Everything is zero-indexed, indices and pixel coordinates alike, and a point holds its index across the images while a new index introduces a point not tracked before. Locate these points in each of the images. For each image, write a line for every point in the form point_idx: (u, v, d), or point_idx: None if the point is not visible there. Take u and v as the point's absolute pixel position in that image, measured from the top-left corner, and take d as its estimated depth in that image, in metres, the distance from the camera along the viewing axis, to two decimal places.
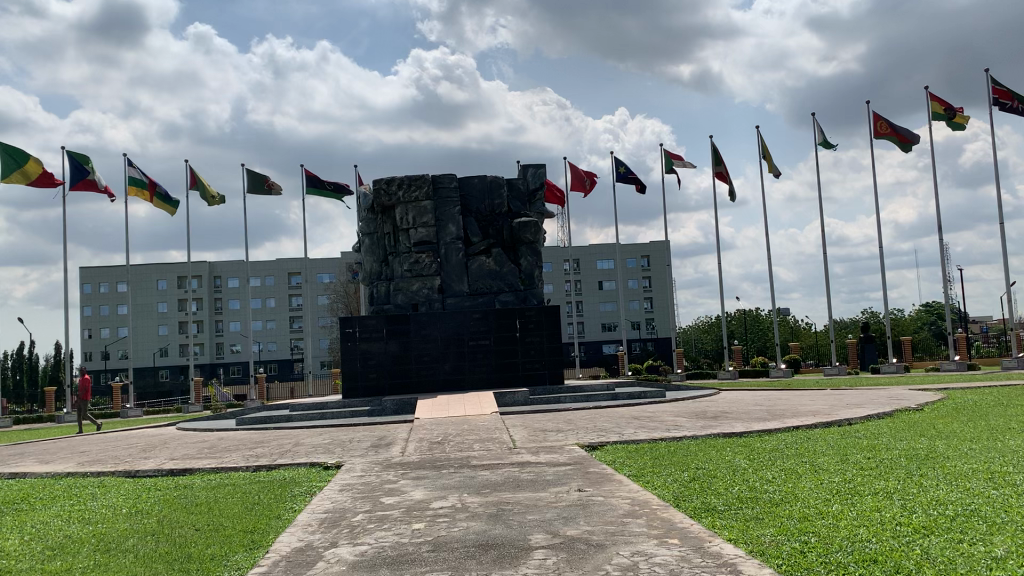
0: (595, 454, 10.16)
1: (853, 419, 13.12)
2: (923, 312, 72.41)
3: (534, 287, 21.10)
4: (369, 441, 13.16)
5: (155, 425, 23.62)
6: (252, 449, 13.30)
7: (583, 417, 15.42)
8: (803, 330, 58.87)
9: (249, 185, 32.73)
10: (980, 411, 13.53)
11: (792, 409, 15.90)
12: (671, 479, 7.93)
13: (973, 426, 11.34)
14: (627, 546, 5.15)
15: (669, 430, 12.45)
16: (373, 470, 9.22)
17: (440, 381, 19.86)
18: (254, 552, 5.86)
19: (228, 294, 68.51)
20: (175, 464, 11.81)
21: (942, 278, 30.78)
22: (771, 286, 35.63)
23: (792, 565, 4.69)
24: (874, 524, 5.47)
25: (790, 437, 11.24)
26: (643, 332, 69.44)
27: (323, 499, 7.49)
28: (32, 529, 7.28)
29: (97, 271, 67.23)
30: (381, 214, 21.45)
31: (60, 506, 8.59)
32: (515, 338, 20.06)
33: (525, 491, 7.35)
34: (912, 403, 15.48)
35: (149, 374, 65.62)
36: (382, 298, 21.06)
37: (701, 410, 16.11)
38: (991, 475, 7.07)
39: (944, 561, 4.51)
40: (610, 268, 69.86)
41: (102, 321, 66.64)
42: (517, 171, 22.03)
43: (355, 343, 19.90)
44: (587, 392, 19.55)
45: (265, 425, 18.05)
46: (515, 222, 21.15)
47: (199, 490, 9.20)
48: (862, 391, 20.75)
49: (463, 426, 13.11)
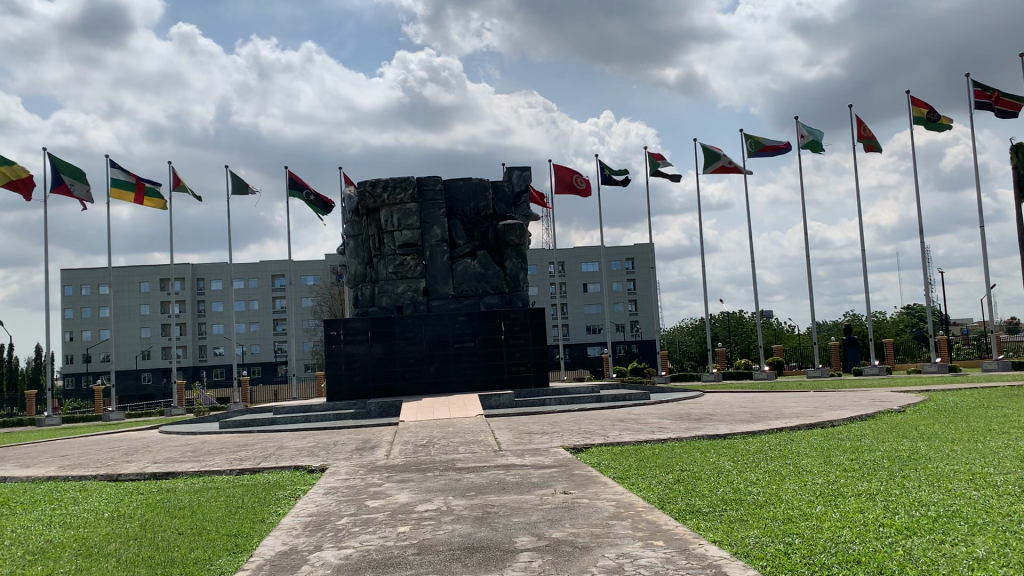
0: (580, 456, 10.23)
1: (836, 419, 13.38)
2: (904, 315, 73.41)
3: (519, 290, 21.11)
4: (354, 443, 13.14)
5: (137, 429, 23.38)
6: (236, 452, 13.23)
7: (569, 419, 15.49)
8: (785, 332, 59.37)
9: (233, 187, 32.54)
10: (961, 413, 13.66)
11: (776, 410, 16.03)
12: (656, 481, 7.97)
13: (953, 427, 11.47)
14: (613, 548, 5.16)
15: (654, 432, 12.51)
16: (357, 473, 9.19)
17: (425, 384, 19.81)
18: (238, 556, 5.83)
19: (212, 297, 68.12)
20: (158, 467, 11.69)
21: (923, 282, 31.12)
22: (755, 287, 35.75)
23: (777, 565, 4.73)
24: (856, 525, 5.54)
25: (774, 439, 11.27)
26: (628, 334, 69.74)
27: (308, 503, 7.46)
28: (14, 533, 7.21)
29: (78, 273, 66.46)
30: (366, 216, 21.37)
31: (40, 511, 8.42)
32: (500, 340, 20.05)
33: (511, 493, 7.37)
34: (895, 405, 15.60)
35: (131, 377, 64.90)
36: (365, 300, 20.93)
37: (686, 413, 16.25)
38: (972, 476, 7.18)
39: (926, 562, 4.57)
40: (595, 271, 70.08)
41: (84, 323, 65.89)
42: (503, 174, 22.09)
43: (339, 345, 19.82)
44: (573, 394, 19.59)
45: (250, 427, 17.95)
46: (500, 225, 21.14)
47: (181, 494, 9.12)
48: (847, 393, 20.90)
49: (448, 428, 13.06)
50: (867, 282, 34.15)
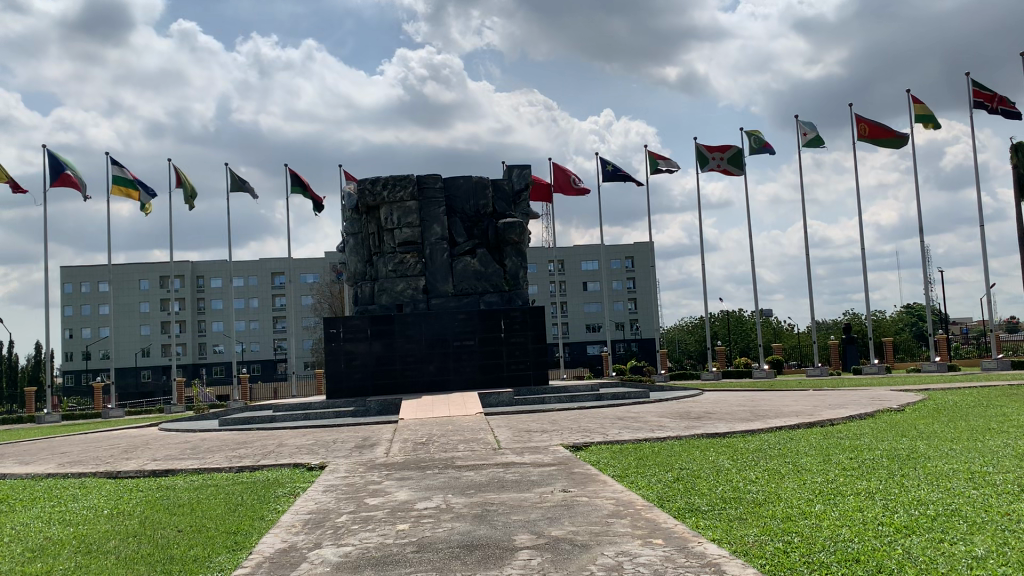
0: (579, 454, 10.24)
1: (835, 418, 13.39)
2: (903, 313, 73.66)
3: (519, 288, 21.09)
4: (353, 442, 13.11)
5: (137, 426, 23.45)
6: (235, 449, 13.27)
7: (569, 418, 15.51)
8: (785, 331, 59.42)
9: (232, 186, 32.50)
10: (961, 412, 13.60)
11: (776, 409, 16.06)
12: (655, 479, 8.01)
13: (953, 426, 11.44)
14: (612, 546, 5.17)
15: (654, 430, 12.55)
16: (358, 471, 9.22)
17: (425, 382, 19.83)
18: (237, 552, 5.84)
19: (211, 294, 68.09)
20: (158, 464, 11.73)
21: (923, 281, 31.13)
22: (756, 286, 35.80)
23: (776, 565, 4.72)
24: (856, 524, 5.53)
25: (772, 438, 11.34)
26: (627, 333, 69.82)
27: (308, 500, 7.48)
28: (12, 530, 7.22)
29: (78, 271, 66.40)
30: (366, 214, 21.36)
31: (41, 507, 8.48)
32: (500, 339, 20.05)
33: (510, 491, 7.37)
34: (894, 404, 15.65)
35: (131, 375, 65.01)
36: (365, 298, 20.96)
37: (686, 411, 16.25)
38: (972, 475, 7.17)
39: (925, 561, 4.57)
40: (594, 270, 70.15)
41: (83, 320, 65.88)
42: (504, 172, 22.02)
43: (340, 343, 19.80)
44: (573, 392, 19.66)
45: (249, 425, 17.95)
46: (500, 223, 21.11)
47: (181, 491, 9.12)
48: (847, 392, 21.00)
49: (447, 426, 13.10)
50: (867, 281, 34.15)
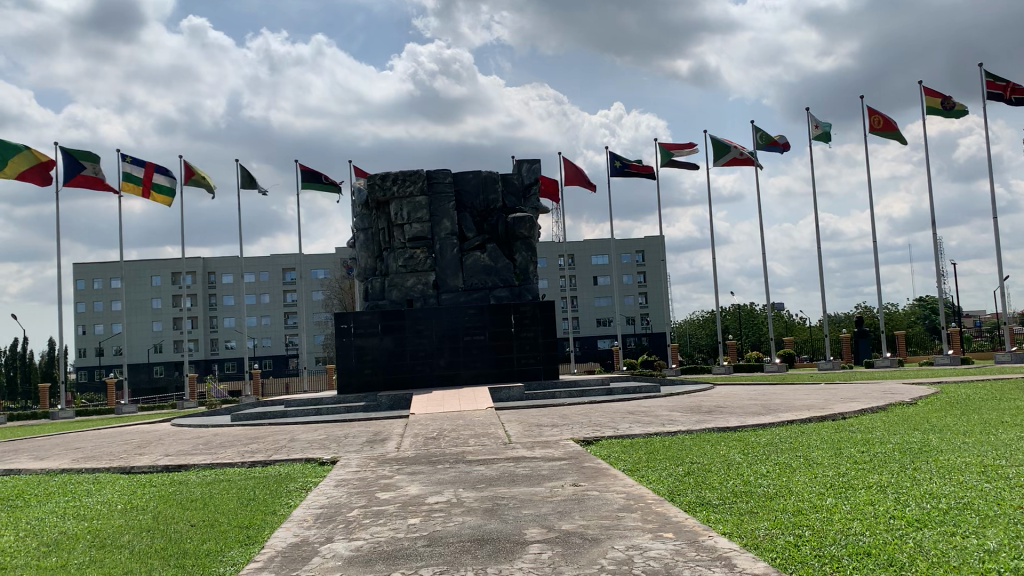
0: (589, 449, 10.20)
1: (848, 412, 13.31)
2: (916, 306, 73.34)
3: (528, 283, 21.09)
4: (365, 436, 13.19)
5: (151, 421, 23.64)
6: (247, 445, 13.32)
7: (579, 412, 15.52)
8: (797, 325, 59.12)
9: (243, 181, 32.61)
10: (974, 405, 13.51)
11: (788, 403, 15.99)
12: (666, 474, 7.99)
13: (965, 419, 11.41)
14: (622, 540, 5.17)
15: (664, 425, 12.51)
16: (369, 465, 9.27)
17: (435, 377, 19.85)
18: (249, 548, 5.87)
19: (223, 290, 68.50)
20: (171, 459, 11.79)
21: (937, 274, 30.84)
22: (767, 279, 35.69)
23: (788, 557, 4.73)
24: (868, 518, 5.51)
25: (783, 432, 11.25)
26: (637, 327, 69.70)
27: (319, 495, 7.51)
28: (28, 525, 7.28)
29: (90, 267, 66.85)
30: (376, 210, 21.43)
31: (55, 503, 8.55)
32: (510, 334, 20.06)
33: (521, 485, 7.39)
34: (906, 397, 15.53)
35: (143, 370, 65.71)
36: (376, 293, 21.03)
37: (697, 405, 16.25)
38: (984, 469, 7.12)
39: (936, 554, 4.55)
40: (605, 264, 70.15)
41: (95, 317, 66.41)
42: (512, 166, 21.99)
43: (350, 338, 19.87)
44: (582, 387, 19.62)
45: (261, 420, 18.11)
46: (510, 217, 21.16)
47: (194, 486, 9.22)
48: (859, 385, 20.91)
49: (459, 421, 13.12)
50: (880, 273, 33.91)
